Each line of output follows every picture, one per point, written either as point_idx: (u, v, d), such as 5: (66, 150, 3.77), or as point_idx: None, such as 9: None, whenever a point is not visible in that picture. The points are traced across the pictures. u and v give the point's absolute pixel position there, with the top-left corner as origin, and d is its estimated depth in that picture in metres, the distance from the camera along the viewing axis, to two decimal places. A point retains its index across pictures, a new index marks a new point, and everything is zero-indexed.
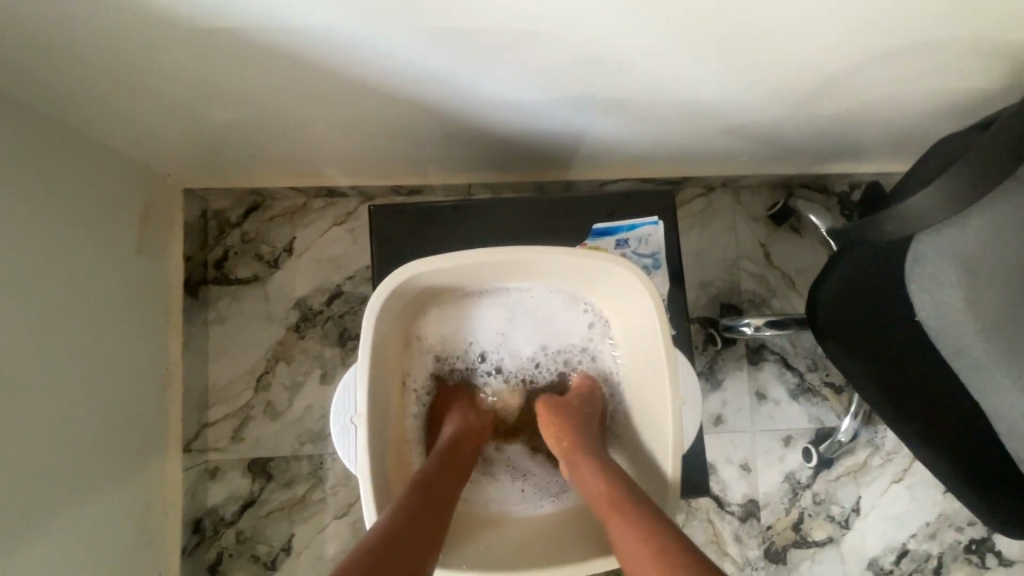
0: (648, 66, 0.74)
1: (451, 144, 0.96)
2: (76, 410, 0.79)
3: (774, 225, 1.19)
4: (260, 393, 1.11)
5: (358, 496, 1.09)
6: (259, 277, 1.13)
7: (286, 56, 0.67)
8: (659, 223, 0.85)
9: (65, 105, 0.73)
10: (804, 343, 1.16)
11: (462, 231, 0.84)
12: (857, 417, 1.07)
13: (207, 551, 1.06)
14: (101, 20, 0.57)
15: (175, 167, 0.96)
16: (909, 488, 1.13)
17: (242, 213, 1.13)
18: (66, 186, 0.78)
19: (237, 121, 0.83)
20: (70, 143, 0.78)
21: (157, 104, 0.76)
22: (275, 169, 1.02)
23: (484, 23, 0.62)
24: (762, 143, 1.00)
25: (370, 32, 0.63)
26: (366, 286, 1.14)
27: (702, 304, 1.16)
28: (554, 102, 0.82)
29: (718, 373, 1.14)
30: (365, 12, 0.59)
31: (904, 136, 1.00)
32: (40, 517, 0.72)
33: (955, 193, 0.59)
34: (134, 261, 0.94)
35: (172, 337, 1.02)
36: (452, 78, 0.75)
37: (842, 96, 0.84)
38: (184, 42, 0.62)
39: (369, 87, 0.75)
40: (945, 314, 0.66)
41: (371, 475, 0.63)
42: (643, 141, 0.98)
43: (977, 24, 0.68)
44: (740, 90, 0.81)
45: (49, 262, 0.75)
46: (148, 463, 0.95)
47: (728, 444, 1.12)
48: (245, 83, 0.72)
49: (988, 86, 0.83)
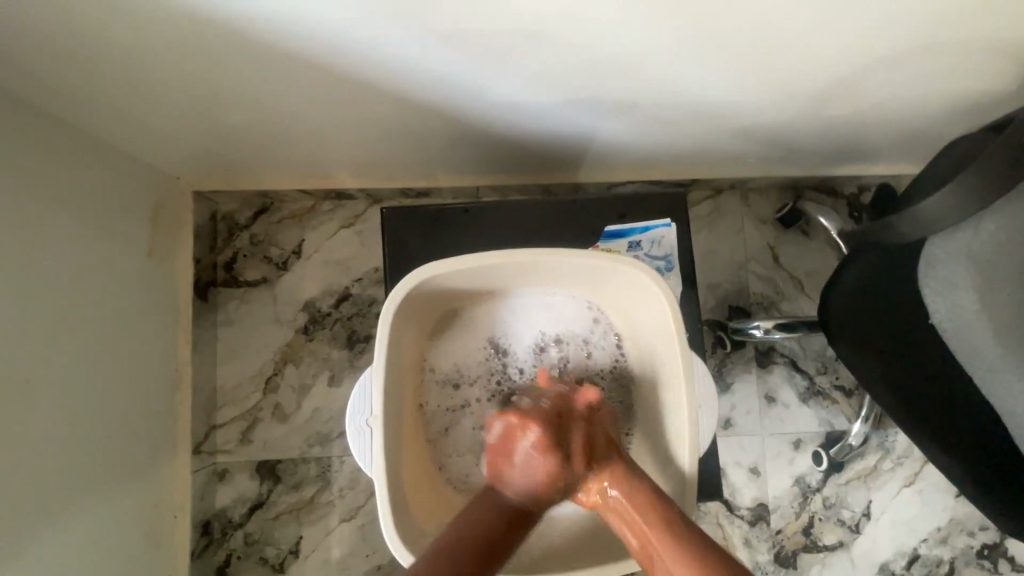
0: (656, 70, 0.74)
1: (460, 147, 0.96)
2: (86, 412, 0.79)
3: (783, 227, 1.19)
4: (269, 395, 1.11)
5: (365, 499, 1.09)
6: (268, 279, 1.13)
7: (296, 59, 0.67)
8: (671, 225, 0.85)
9: (77, 108, 0.73)
10: (814, 346, 1.15)
11: (473, 232, 0.84)
12: (868, 420, 1.06)
13: (215, 553, 1.06)
14: (108, 20, 0.57)
15: (186, 168, 0.97)
16: (920, 492, 1.12)
17: (251, 215, 1.14)
18: (77, 188, 0.78)
19: (248, 124, 0.83)
20: (82, 145, 0.79)
21: (167, 106, 0.76)
22: (284, 172, 1.02)
23: (486, 25, 0.63)
24: (770, 146, 1.00)
25: (373, 35, 0.63)
26: (374, 289, 1.14)
27: (711, 307, 1.16)
28: (560, 104, 0.82)
29: (726, 376, 1.14)
30: (369, 13, 0.59)
31: (911, 138, 1.00)
32: (48, 520, 0.71)
33: (970, 195, 0.59)
34: (144, 263, 0.94)
35: (180, 339, 1.02)
36: (457, 81, 0.75)
37: (852, 97, 0.83)
38: (196, 45, 0.63)
39: (379, 90, 0.76)
40: (960, 318, 0.65)
41: (386, 477, 0.64)
42: (652, 143, 0.98)
43: (986, 26, 0.68)
44: (750, 92, 0.81)
45: (56, 265, 0.75)
46: (158, 465, 0.95)
47: (737, 447, 1.11)
48: (256, 86, 0.73)
49: (996, 88, 0.83)
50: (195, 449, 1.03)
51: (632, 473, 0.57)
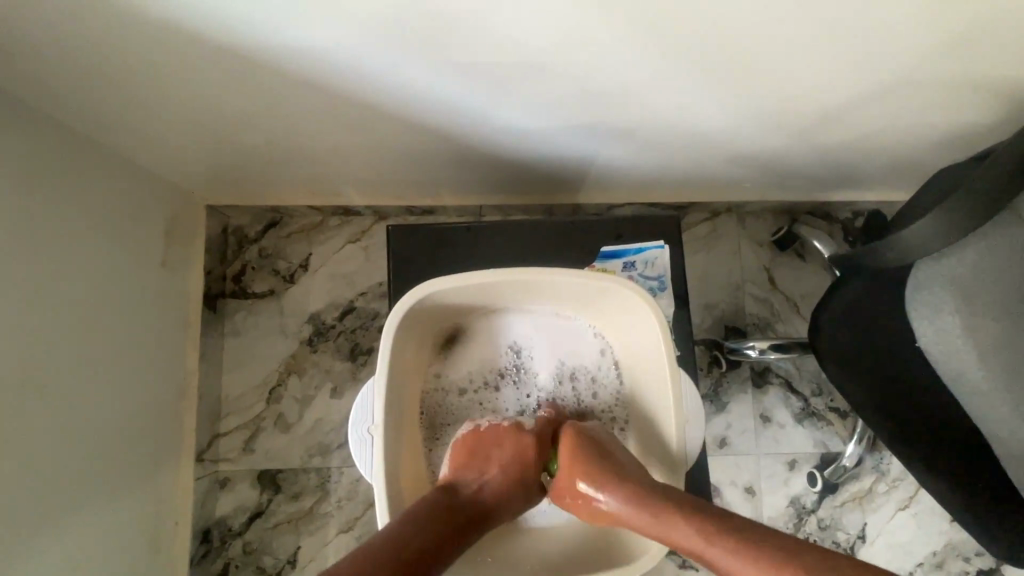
0: (650, 100, 0.78)
1: (465, 168, 1.00)
2: (93, 417, 0.81)
3: (779, 250, 1.21)
4: (271, 405, 1.13)
5: (363, 510, 1.10)
6: (274, 291, 1.16)
7: (308, 82, 0.71)
8: (665, 247, 0.87)
9: (101, 123, 0.77)
10: (809, 367, 1.16)
11: (474, 251, 0.86)
12: (861, 442, 1.07)
13: (214, 561, 1.07)
14: (121, 35, 0.60)
15: (200, 182, 1.01)
16: (915, 516, 1.12)
17: (260, 229, 1.17)
18: (96, 200, 0.82)
19: (261, 143, 0.87)
20: (101, 159, 0.83)
21: (185, 123, 0.80)
22: (293, 188, 1.05)
23: (485, 52, 0.66)
24: (765, 172, 1.03)
25: (377, 58, 0.66)
26: (377, 303, 1.17)
27: (707, 326, 1.18)
28: (560, 129, 0.86)
29: (722, 396, 1.15)
30: (371, 34, 0.62)
31: (902, 167, 1.03)
32: (54, 520, 0.73)
33: (952, 222, 0.61)
34: (157, 273, 0.97)
35: (187, 348, 1.04)
36: (463, 105, 0.79)
37: (841, 129, 0.87)
38: (217, 68, 0.67)
39: (388, 113, 0.80)
40: (946, 341, 0.67)
41: (385, 484, 0.65)
42: (649, 168, 1.01)
43: (968, 63, 0.71)
44: (742, 121, 0.84)
45: (71, 271, 0.78)
46: (162, 469, 0.97)
47: (732, 467, 1.12)
48: (271, 108, 0.77)
49: (982, 120, 0.86)
50: (199, 457, 1.05)
51: (641, 481, 0.60)
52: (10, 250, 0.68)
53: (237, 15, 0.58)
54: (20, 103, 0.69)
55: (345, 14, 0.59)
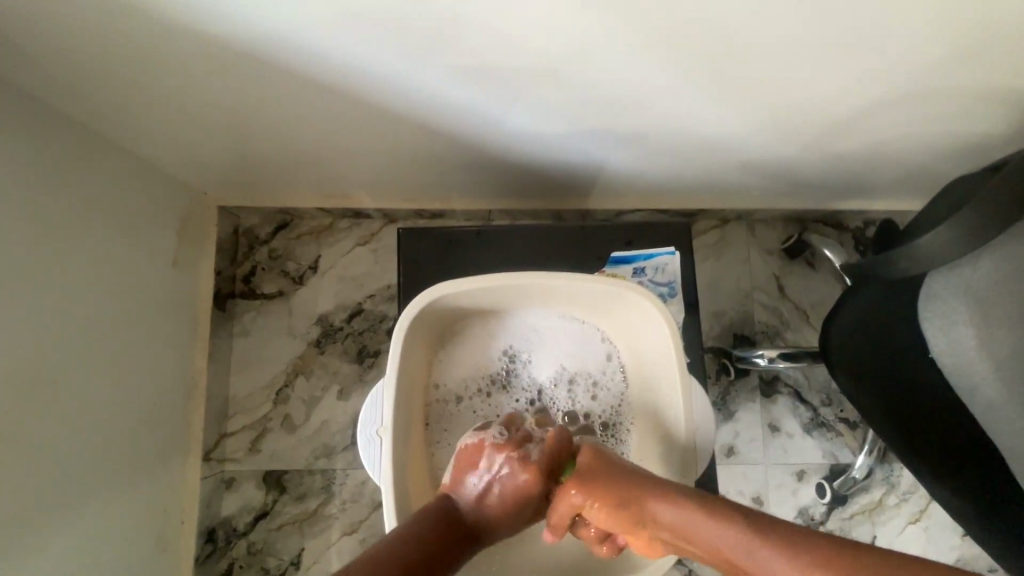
0: (660, 108, 0.79)
1: (475, 172, 1.00)
2: (102, 414, 0.81)
3: (788, 259, 1.21)
4: (278, 406, 1.13)
5: (368, 513, 1.10)
6: (283, 292, 1.17)
7: (318, 83, 0.71)
8: (676, 253, 0.86)
9: (117, 123, 0.78)
10: (818, 377, 1.15)
11: (483, 254, 0.87)
12: (871, 453, 1.06)
13: (219, 560, 1.06)
14: (134, 36, 0.61)
15: (212, 183, 1.02)
16: (926, 530, 1.11)
17: (271, 230, 1.18)
18: (109, 197, 0.83)
19: (271, 145, 0.88)
20: (115, 158, 0.84)
21: (199, 124, 0.81)
22: (304, 189, 1.06)
23: (488, 57, 0.66)
24: (775, 179, 1.03)
25: (380, 61, 0.67)
26: (386, 305, 1.17)
27: (715, 334, 1.18)
28: (569, 134, 0.86)
29: (729, 405, 1.14)
30: (374, 38, 0.62)
31: (914, 176, 1.02)
32: (60, 516, 0.74)
33: (965, 232, 0.60)
34: (168, 273, 0.98)
35: (197, 347, 1.05)
36: (473, 109, 0.79)
37: (854, 136, 0.86)
38: (230, 69, 0.68)
39: (397, 116, 0.80)
40: (959, 352, 0.66)
41: (393, 484, 0.65)
42: (660, 173, 1.01)
43: (982, 72, 0.71)
44: (752, 128, 0.84)
45: (82, 270, 0.78)
46: (169, 468, 0.97)
47: (740, 476, 1.11)
48: (281, 110, 0.77)
49: (998, 130, 0.85)
50: (206, 456, 1.06)
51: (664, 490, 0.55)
52: (21, 247, 0.68)
53: (247, 16, 0.59)
54: (37, 103, 0.70)
55: (348, 17, 0.59)
